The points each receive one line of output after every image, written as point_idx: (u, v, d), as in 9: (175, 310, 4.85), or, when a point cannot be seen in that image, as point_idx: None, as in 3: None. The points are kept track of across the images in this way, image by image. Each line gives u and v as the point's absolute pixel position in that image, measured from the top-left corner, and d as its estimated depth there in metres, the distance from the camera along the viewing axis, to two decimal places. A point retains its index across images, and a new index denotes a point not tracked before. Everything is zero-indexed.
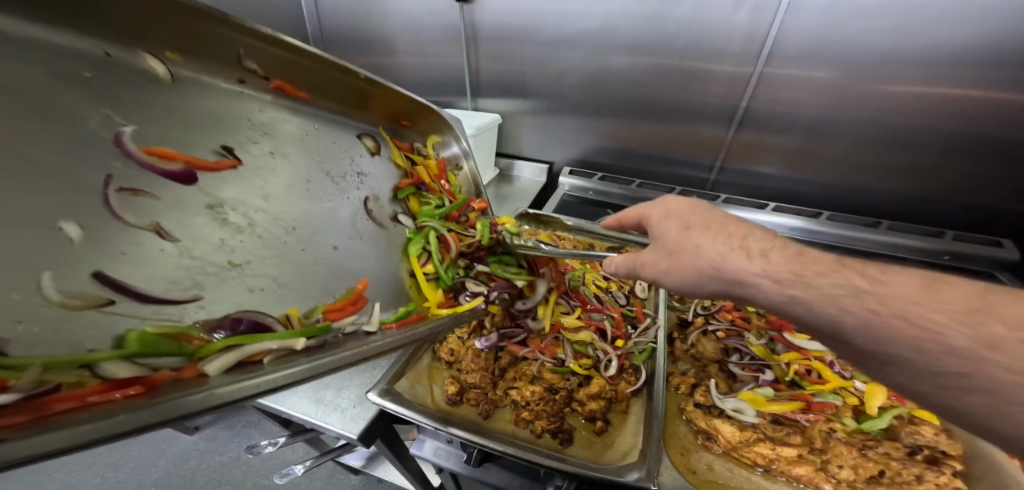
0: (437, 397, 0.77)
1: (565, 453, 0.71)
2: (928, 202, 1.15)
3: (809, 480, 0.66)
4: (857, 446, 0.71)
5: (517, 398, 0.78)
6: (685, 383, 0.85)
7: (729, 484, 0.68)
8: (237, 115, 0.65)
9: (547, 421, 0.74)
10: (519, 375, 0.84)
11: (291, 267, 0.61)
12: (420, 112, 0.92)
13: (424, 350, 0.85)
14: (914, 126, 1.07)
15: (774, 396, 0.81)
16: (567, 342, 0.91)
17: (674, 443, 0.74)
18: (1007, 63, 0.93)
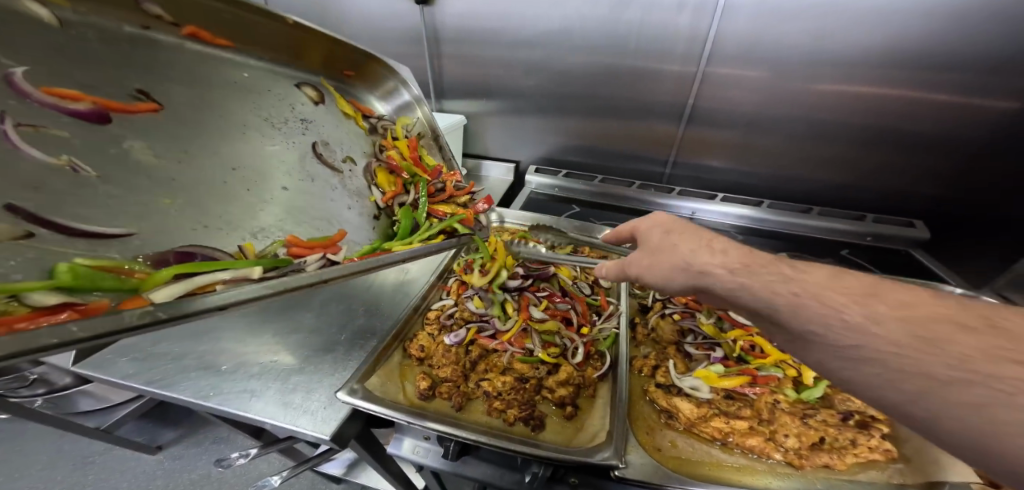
0: (410, 393, 0.78)
1: (537, 438, 0.74)
2: (859, 190, 1.27)
3: (760, 450, 0.72)
4: (800, 415, 0.77)
5: (488, 388, 0.80)
6: (647, 366, 0.90)
7: (689, 458, 0.73)
8: (178, 54, 0.69)
9: (518, 409, 0.77)
10: (490, 367, 0.87)
11: (244, 201, 0.65)
12: (365, 61, 0.98)
13: (395, 348, 0.86)
14: (841, 121, 1.17)
15: (725, 373, 0.87)
16: (535, 332, 0.94)
17: (641, 422, 0.80)
18: (916, 62, 1.04)
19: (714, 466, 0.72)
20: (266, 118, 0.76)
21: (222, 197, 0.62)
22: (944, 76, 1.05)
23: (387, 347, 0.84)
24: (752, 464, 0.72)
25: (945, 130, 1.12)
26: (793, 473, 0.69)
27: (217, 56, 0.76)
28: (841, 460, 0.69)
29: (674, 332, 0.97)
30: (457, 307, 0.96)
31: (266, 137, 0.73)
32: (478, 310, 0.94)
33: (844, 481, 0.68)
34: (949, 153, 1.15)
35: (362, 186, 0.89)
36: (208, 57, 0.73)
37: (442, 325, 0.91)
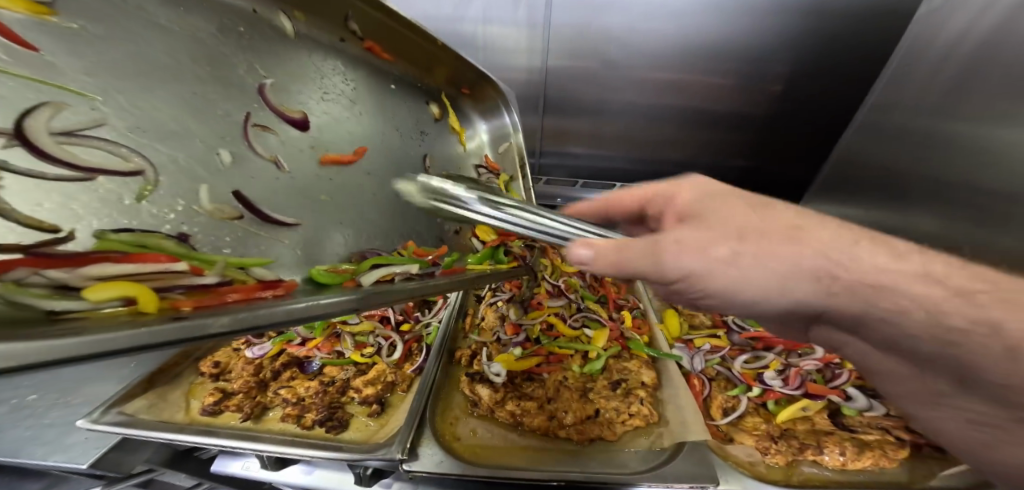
0: (192, 410, 0.72)
1: (335, 438, 0.69)
2: (693, 169, 1.46)
3: (545, 428, 0.71)
4: (583, 390, 0.79)
5: (287, 396, 0.76)
6: (463, 354, 0.85)
7: (484, 445, 0.70)
8: (316, 67, 0.66)
9: (315, 413, 0.73)
10: (295, 373, 0.82)
11: (379, 199, 0.73)
12: (478, 79, 0.96)
13: (187, 369, 0.80)
14: (661, 103, 1.34)
15: (524, 354, 0.84)
16: (349, 335, 0.89)
17: (444, 414, 0.75)
18: (703, 50, 1.22)
19: (504, 451, 0.68)
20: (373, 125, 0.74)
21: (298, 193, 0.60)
22: (730, 63, 1.24)
23: (170, 370, 0.78)
24: (540, 443, 0.70)
25: (742, 108, 1.32)
26: (572, 448, 0.69)
27: (377, 87, 0.76)
28: (610, 430, 0.70)
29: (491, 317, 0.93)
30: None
31: (358, 120, 0.71)
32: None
33: (613, 450, 0.68)
34: (755, 130, 1.36)
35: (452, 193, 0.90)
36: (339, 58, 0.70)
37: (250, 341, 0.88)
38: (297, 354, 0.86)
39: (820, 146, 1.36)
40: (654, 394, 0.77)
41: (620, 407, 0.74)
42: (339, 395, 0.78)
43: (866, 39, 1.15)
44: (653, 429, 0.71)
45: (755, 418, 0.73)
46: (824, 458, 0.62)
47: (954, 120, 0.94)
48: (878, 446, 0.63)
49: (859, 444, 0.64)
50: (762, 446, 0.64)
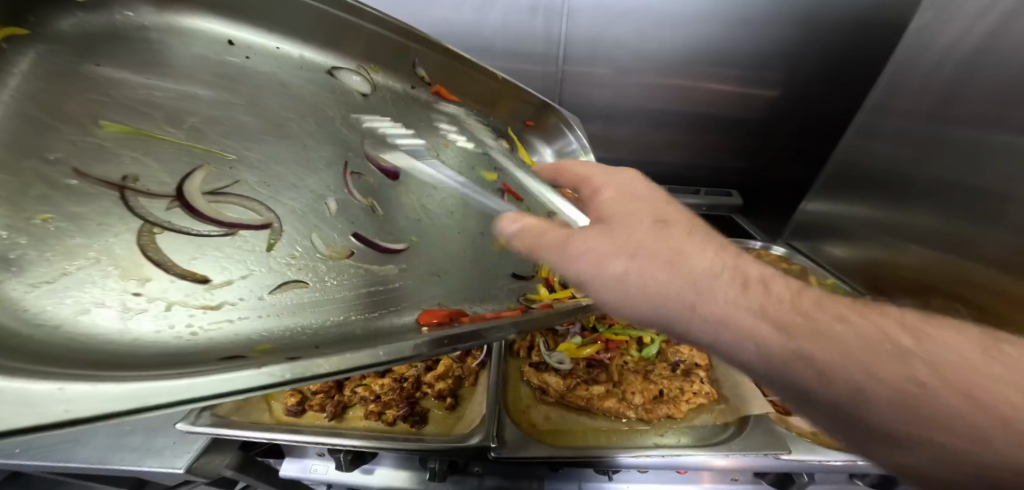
0: (278, 412, 0.73)
1: (420, 433, 0.72)
2: (701, 171, 1.54)
3: (616, 411, 0.75)
4: (644, 373, 0.82)
5: (366, 393, 0.76)
6: (523, 346, 0.88)
7: (561, 429, 0.73)
8: (384, 107, 0.76)
9: (397, 408, 0.74)
10: (364, 372, 0.82)
11: (446, 242, 0.66)
12: (543, 111, 0.91)
13: None
14: (670, 109, 1.42)
15: (583, 342, 0.87)
16: None
17: (516, 403, 0.78)
18: (707, 59, 1.31)
19: (581, 434, 0.72)
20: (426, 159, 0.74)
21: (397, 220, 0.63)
22: (734, 71, 1.32)
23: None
24: (614, 424, 0.74)
25: (745, 113, 1.41)
26: (644, 428, 0.73)
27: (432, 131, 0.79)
28: (678, 408, 0.75)
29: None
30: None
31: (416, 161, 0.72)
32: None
33: (681, 428, 0.73)
34: (758, 133, 1.45)
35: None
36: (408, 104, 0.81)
37: None
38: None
39: (815, 147, 1.46)
40: (709, 375, 0.82)
41: (682, 388, 0.78)
42: (414, 391, 0.78)
43: (855, 45, 1.26)
44: (714, 407, 0.76)
45: None
46: None
47: (960, 129, 0.87)
48: None
49: None
50: None
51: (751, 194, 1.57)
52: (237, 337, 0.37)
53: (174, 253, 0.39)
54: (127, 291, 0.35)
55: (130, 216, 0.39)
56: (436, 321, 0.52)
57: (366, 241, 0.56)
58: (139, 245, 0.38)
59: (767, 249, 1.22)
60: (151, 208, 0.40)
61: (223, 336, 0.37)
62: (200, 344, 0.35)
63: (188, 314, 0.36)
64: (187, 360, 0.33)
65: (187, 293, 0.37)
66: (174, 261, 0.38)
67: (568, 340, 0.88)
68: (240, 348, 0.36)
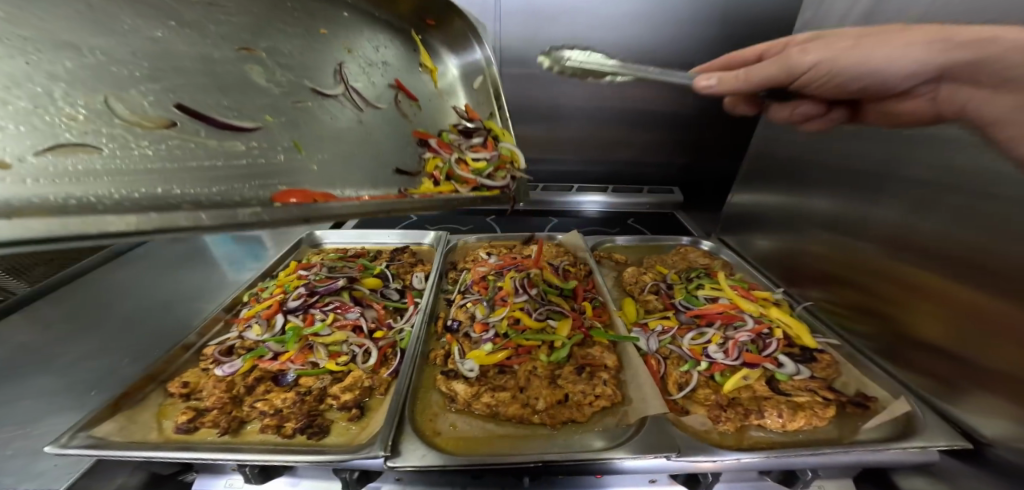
0: (167, 430, 0.71)
1: (318, 444, 0.70)
2: (646, 168, 1.55)
3: (518, 416, 0.74)
4: (551, 378, 0.82)
5: (264, 408, 0.75)
6: (438, 355, 0.88)
7: (465, 436, 0.73)
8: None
9: (296, 421, 0.72)
10: (270, 386, 0.80)
11: (339, 130, 0.66)
12: (449, 11, 0.84)
13: (153, 390, 0.78)
14: (608, 106, 1.42)
15: (495, 348, 0.87)
16: (322, 346, 0.89)
17: (424, 412, 0.77)
18: (636, 55, 1.31)
19: (484, 440, 0.71)
20: (326, 55, 0.68)
21: (260, 98, 0.56)
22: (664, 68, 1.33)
23: (137, 391, 0.75)
24: (518, 430, 0.73)
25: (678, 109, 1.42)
26: (547, 432, 0.72)
27: (326, 17, 0.70)
28: (581, 412, 0.74)
29: (464, 317, 0.96)
30: (239, 338, 0.90)
31: (303, 54, 0.65)
32: (260, 337, 0.89)
33: (583, 432, 0.72)
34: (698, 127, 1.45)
35: (428, 119, 0.86)
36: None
37: (219, 356, 0.85)
38: (270, 369, 0.84)
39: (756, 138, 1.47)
40: (615, 377, 0.82)
41: (587, 393, 0.78)
42: (317, 404, 0.77)
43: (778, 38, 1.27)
44: (619, 409, 0.76)
45: (706, 389, 0.78)
46: (765, 421, 0.69)
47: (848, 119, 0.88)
48: (809, 406, 0.70)
49: (793, 406, 0.71)
50: (715, 415, 0.71)
51: (699, 190, 1.58)
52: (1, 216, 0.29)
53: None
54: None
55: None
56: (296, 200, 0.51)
57: (205, 118, 0.47)
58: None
59: (696, 244, 1.25)
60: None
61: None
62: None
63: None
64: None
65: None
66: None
67: (479, 348, 0.88)
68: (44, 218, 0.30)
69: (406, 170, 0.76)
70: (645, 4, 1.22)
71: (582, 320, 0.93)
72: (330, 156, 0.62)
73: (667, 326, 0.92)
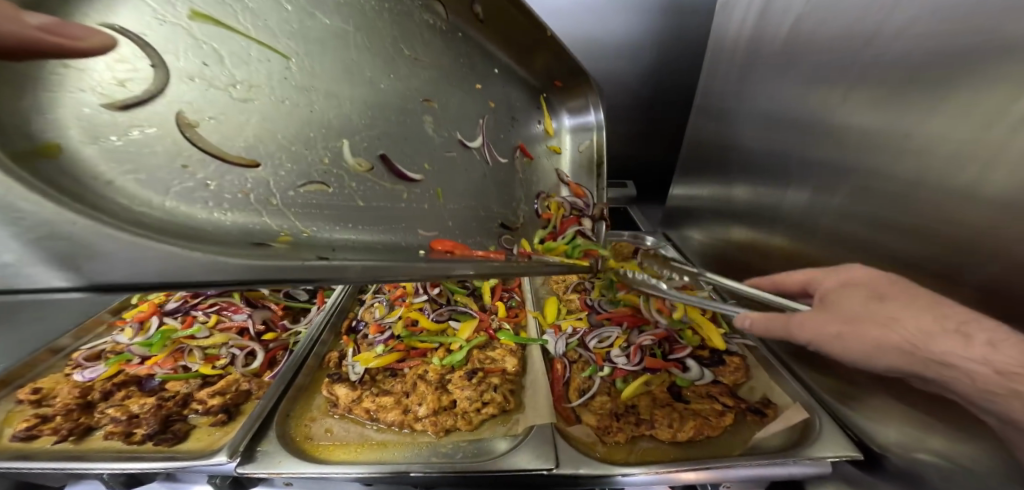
0: (1, 439, 0.61)
1: (170, 450, 0.60)
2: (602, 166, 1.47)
3: (399, 422, 0.66)
4: (442, 382, 0.74)
5: (116, 414, 0.65)
6: (330, 358, 0.79)
7: (338, 443, 0.63)
8: (449, 52, 0.68)
9: (147, 426, 0.62)
10: (131, 391, 0.71)
11: (473, 176, 0.66)
12: (578, 74, 0.84)
13: (7, 396, 0.68)
14: None
15: (385, 350, 0.80)
16: (199, 349, 0.79)
17: (301, 415, 0.68)
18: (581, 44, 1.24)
19: (358, 448, 0.62)
20: (495, 126, 0.73)
21: (424, 148, 0.60)
22: (609, 59, 1.26)
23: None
24: (401, 438, 0.65)
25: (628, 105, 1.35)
26: (429, 440, 0.64)
27: (483, 73, 0.74)
28: (466, 420, 0.66)
29: (364, 315, 0.88)
30: (111, 342, 0.81)
31: (462, 106, 0.68)
32: (131, 339, 0.80)
33: (470, 441, 0.64)
34: (653, 122, 1.37)
35: (534, 176, 0.81)
36: (469, 41, 0.71)
37: (86, 362, 0.76)
38: (136, 373, 0.75)
39: None
40: (513, 381, 0.76)
41: (483, 397, 0.70)
42: (178, 408, 0.66)
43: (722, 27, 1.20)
44: (514, 418, 0.68)
45: (603, 397, 0.74)
46: (654, 432, 0.65)
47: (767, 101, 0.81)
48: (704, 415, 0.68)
49: (687, 416, 0.68)
50: (603, 427, 0.66)
51: (650, 183, 1.51)
52: (316, 231, 0.42)
53: (279, 160, 0.43)
54: (205, 182, 0.36)
55: (200, 103, 0.38)
56: (441, 249, 0.52)
57: (390, 165, 0.54)
58: (186, 134, 0.36)
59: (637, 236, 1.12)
60: (212, 87, 0.40)
61: (215, 222, 0.34)
62: (181, 218, 0.32)
63: (224, 191, 0.37)
64: (210, 233, 0.33)
65: (246, 184, 0.39)
66: (213, 144, 0.38)
67: (370, 350, 0.81)
68: (263, 234, 0.37)
69: (508, 224, 0.69)
70: None
71: (490, 322, 0.88)
72: (489, 215, 0.66)
73: (578, 328, 0.89)
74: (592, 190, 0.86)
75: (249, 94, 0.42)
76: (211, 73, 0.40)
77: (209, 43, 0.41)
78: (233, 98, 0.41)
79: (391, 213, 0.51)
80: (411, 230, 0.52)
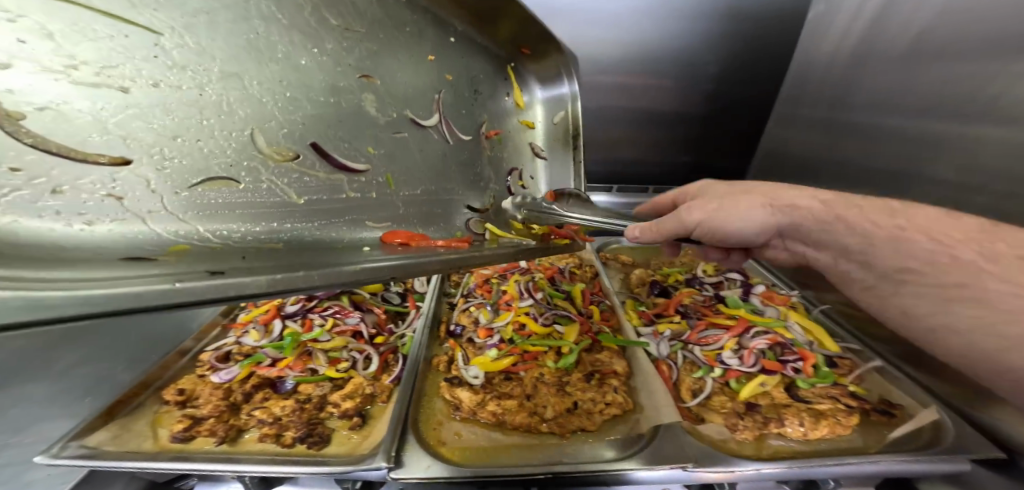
0: (161, 439, 0.67)
1: (317, 455, 0.68)
2: (646, 168, 1.46)
3: (527, 424, 0.73)
4: (560, 385, 0.79)
5: (263, 416, 0.72)
6: (441, 361, 0.86)
7: (473, 445, 0.71)
8: (392, 23, 0.70)
9: (295, 430, 0.71)
10: (268, 394, 0.77)
11: (431, 154, 0.76)
12: (542, 42, 0.96)
13: (146, 397, 0.74)
14: (616, 104, 1.35)
15: (501, 354, 0.85)
16: (322, 352, 0.85)
17: (428, 420, 0.75)
18: (645, 54, 1.25)
19: (493, 450, 0.70)
20: (454, 101, 0.82)
21: (368, 129, 0.66)
22: (671, 66, 1.26)
23: (131, 396, 0.71)
24: (527, 439, 0.72)
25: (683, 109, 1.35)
26: (557, 442, 0.71)
27: (435, 42, 0.79)
28: (591, 421, 0.73)
29: (468, 322, 0.94)
30: (236, 344, 0.85)
31: (409, 81, 0.74)
32: (257, 342, 0.84)
33: (594, 440, 0.71)
34: (709, 125, 1.36)
35: (512, 155, 0.95)
36: (415, 10, 0.74)
37: (216, 362, 0.81)
38: (267, 375, 0.80)
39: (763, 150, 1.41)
40: (626, 383, 0.80)
41: (598, 400, 0.76)
42: (317, 411, 0.75)
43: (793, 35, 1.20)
44: (632, 418, 0.74)
45: (721, 397, 0.76)
46: (786, 430, 0.67)
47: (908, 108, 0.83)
48: (832, 414, 0.69)
49: (815, 414, 0.70)
50: (731, 424, 0.69)
51: None
52: (230, 231, 0.47)
53: (156, 151, 0.41)
54: (49, 187, 0.34)
55: (30, 94, 0.34)
56: (399, 240, 0.65)
57: (326, 156, 0.59)
58: (5, 127, 0.32)
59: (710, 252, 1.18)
60: (87, 85, 0.37)
61: (85, 238, 0.36)
62: (31, 233, 0.32)
63: (88, 199, 0.36)
64: (83, 255, 0.34)
65: (109, 186, 0.38)
66: (55, 143, 0.35)
67: (484, 354, 0.86)
68: (147, 246, 0.39)
69: (475, 206, 0.82)
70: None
71: (590, 325, 0.92)
72: (449, 197, 0.78)
73: (677, 331, 0.90)
74: (564, 162, 1.02)
75: (123, 88, 0.39)
76: (37, 52, 0.35)
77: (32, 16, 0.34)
78: (72, 85, 0.36)
79: (330, 208, 0.59)
80: (355, 223, 0.62)
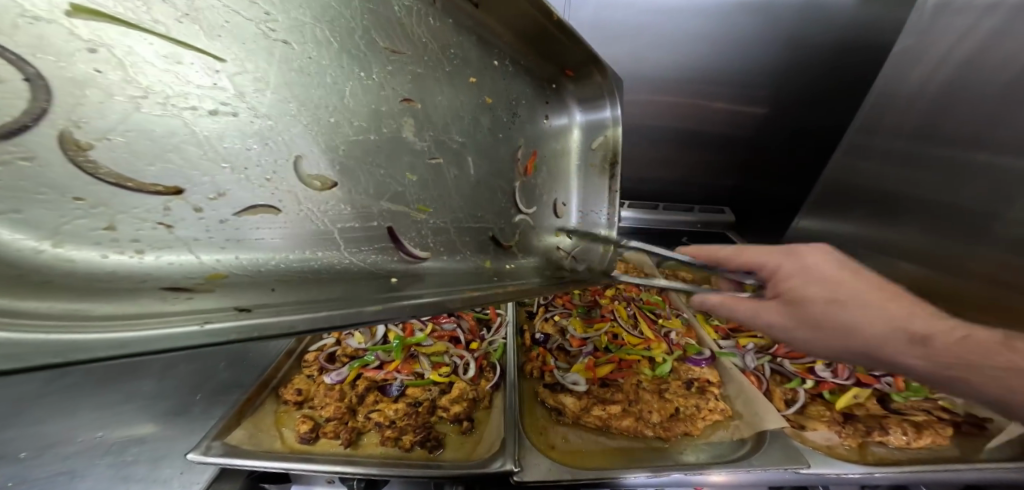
0: (289, 439, 0.73)
1: (437, 458, 0.71)
2: (690, 186, 1.50)
3: (633, 429, 0.76)
4: (659, 391, 0.85)
5: (380, 418, 0.77)
6: (537, 367, 0.89)
7: (581, 448, 0.73)
8: (435, 44, 0.58)
9: (414, 434, 0.74)
10: (377, 396, 0.84)
11: (464, 185, 0.63)
12: (589, 60, 0.73)
13: (267, 397, 0.82)
14: (666, 124, 1.39)
15: (596, 363, 0.91)
16: (424, 357, 0.93)
17: (534, 425, 0.77)
18: (699, 77, 1.29)
19: (603, 452, 0.72)
20: (489, 127, 0.66)
21: (405, 153, 0.56)
22: (722, 90, 1.31)
23: (254, 399, 0.79)
24: (634, 443, 0.74)
25: (731, 132, 1.39)
26: (665, 446, 0.73)
27: (476, 61, 0.63)
28: (694, 425, 0.76)
29: (554, 331, 0.99)
30: (338, 346, 0.95)
31: (450, 105, 0.60)
32: (361, 345, 0.94)
33: (699, 444, 0.74)
34: (755, 145, 1.41)
35: (546, 182, 0.76)
36: (461, 30, 0.61)
37: (323, 366, 0.90)
38: (374, 377, 0.88)
39: (806, 170, 1.45)
40: (720, 392, 0.86)
41: (696, 407, 0.80)
42: (429, 415, 0.79)
43: (845, 65, 1.24)
44: (730, 423, 0.78)
45: (818, 406, 0.82)
46: (889, 438, 0.72)
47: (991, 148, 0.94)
48: (928, 425, 0.74)
49: (914, 424, 0.75)
50: (837, 430, 0.74)
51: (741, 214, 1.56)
52: (268, 254, 0.44)
53: (218, 180, 0.40)
54: (105, 216, 0.35)
55: (102, 123, 0.34)
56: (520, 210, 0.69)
57: (397, 242, 0.54)
58: (73, 156, 0.32)
59: None
60: (150, 110, 0.36)
61: (135, 272, 0.36)
62: (83, 265, 0.33)
63: (139, 227, 0.36)
64: (129, 284, 0.35)
65: (158, 213, 0.37)
66: (117, 173, 0.34)
67: (580, 361, 0.92)
68: (185, 273, 0.38)
69: (502, 240, 0.68)
70: (712, 24, 1.20)
71: (674, 337, 0.98)
72: (479, 226, 0.64)
73: (759, 345, 0.97)
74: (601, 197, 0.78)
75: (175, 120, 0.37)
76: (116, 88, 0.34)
77: (107, 48, 0.34)
78: (140, 112, 0.36)
79: (362, 236, 0.51)
80: (386, 249, 0.53)
